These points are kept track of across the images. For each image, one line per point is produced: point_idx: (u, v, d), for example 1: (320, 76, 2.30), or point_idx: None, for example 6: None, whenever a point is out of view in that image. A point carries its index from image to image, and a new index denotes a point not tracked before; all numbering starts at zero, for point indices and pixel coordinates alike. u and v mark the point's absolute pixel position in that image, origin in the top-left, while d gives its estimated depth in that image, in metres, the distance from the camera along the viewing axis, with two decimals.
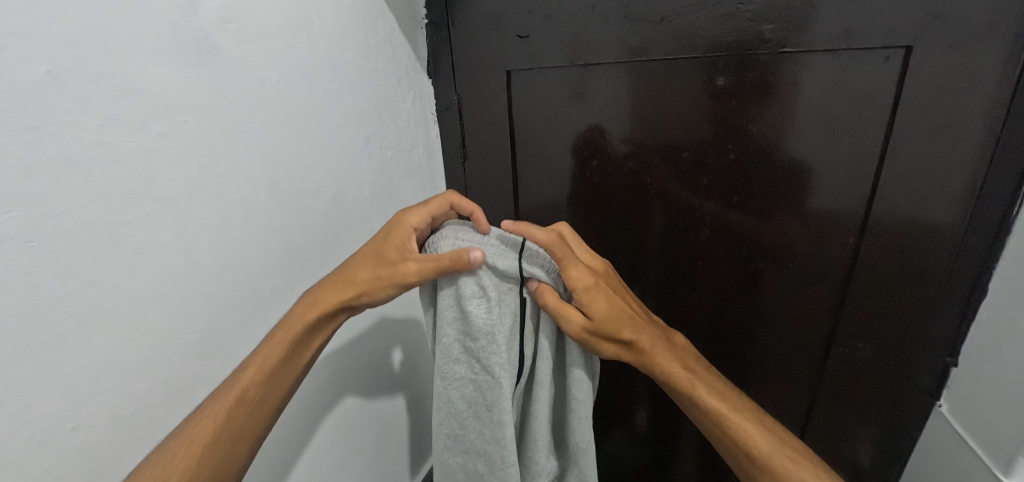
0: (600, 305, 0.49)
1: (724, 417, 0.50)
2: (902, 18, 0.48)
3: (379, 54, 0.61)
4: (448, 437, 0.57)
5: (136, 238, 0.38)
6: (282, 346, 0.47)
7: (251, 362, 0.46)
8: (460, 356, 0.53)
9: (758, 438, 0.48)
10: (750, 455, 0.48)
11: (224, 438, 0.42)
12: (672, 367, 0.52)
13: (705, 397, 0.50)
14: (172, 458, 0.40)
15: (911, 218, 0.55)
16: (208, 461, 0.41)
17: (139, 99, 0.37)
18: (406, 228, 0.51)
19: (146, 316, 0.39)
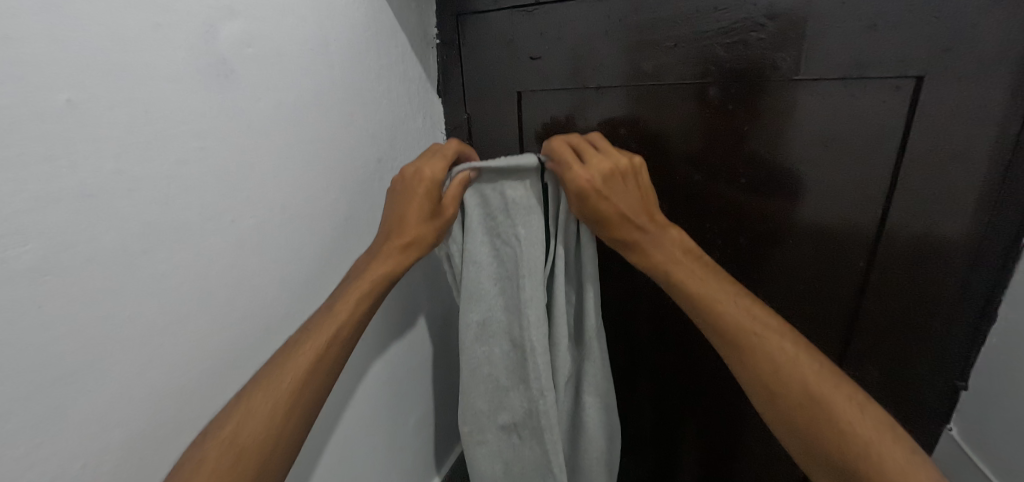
0: (592, 203, 0.50)
1: (705, 305, 0.49)
2: (913, 49, 0.49)
3: (391, 73, 0.60)
4: (476, 322, 0.61)
5: (151, 269, 0.37)
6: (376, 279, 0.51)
7: (337, 301, 0.48)
8: (485, 242, 0.58)
9: (729, 317, 0.48)
10: (725, 337, 0.48)
11: (324, 357, 0.45)
12: (662, 257, 0.52)
13: (688, 284, 0.50)
14: (282, 372, 0.43)
15: (920, 244, 0.56)
16: (313, 378, 0.44)
17: (158, 127, 0.36)
18: (439, 182, 0.52)
19: (159, 349, 0.38)
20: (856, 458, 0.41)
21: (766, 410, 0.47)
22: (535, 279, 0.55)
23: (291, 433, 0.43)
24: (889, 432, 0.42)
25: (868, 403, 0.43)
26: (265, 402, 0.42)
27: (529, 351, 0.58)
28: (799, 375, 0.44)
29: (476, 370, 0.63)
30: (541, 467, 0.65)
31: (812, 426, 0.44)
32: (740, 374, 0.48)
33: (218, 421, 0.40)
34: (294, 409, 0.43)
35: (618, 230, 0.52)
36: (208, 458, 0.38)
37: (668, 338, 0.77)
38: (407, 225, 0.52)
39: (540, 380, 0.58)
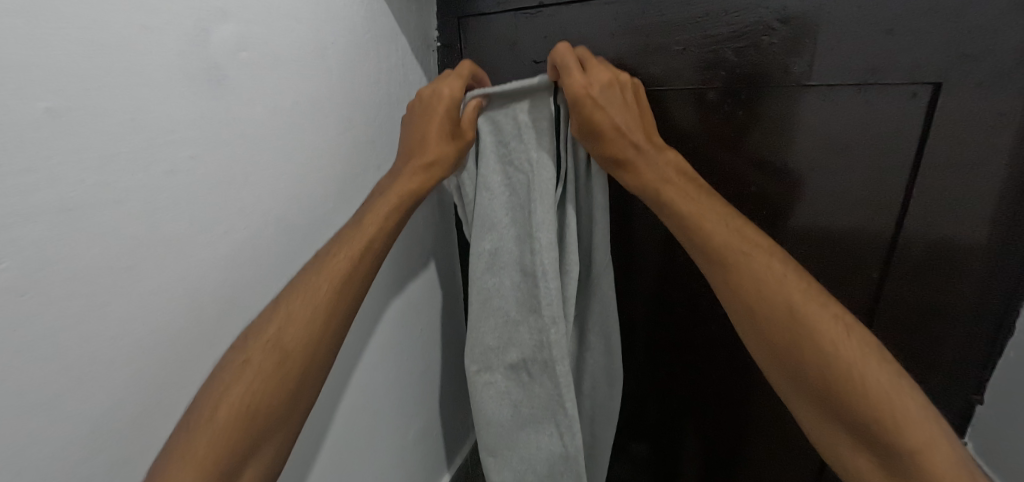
0: (589, 111, 0.50)
1: (691, 222, 0.49)
2: (931, 55, 0.47)
3: (391, 77, 0.58)
4: (489, 251, 0.60)
5: (138, 285, 0.35)
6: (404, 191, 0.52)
7: (366, 214, 0.50)
8: (496, 170, 0.58)
9: (714, 233, 0.47)
10: (711, 255, 0.48)
11: (353, 276, 0.47)
12: (650, 174, 0.51)
13: (675, 200, 0.50)
14: (317, 284, 0.45)
15: (936, 256, 0.55)
16: (343, 293, 0.46)
17: (146, 136, 0.34)
18: (455, 105, 0.55)
19: (146, 368, 0.37)
20: (839, 377, 0.40)
21: (753, 332, 0.46)
22: (546, 198, 0.55)
23: (323, 350, 0.45)
24: (874, 352, 0.41)
25: (852, 323, 0.42)
26: (304, 305, 0.44)
27: (538, 277, 0.57)
28: (784, 291, 0.44)
29: (486, 301, 0.61)
30: (548, 409, 0.64)
31: (798, 344, 0.43)
32: (727, 296, 0.47)
33: (259, 322, 0.43)
34: (330, 322, 0.45)
35: (608, 145, 0.51)
36: (252, 358, 0.41)
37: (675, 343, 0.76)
38: (429, 143, 0.54)
39: (552, 307, 0.57)
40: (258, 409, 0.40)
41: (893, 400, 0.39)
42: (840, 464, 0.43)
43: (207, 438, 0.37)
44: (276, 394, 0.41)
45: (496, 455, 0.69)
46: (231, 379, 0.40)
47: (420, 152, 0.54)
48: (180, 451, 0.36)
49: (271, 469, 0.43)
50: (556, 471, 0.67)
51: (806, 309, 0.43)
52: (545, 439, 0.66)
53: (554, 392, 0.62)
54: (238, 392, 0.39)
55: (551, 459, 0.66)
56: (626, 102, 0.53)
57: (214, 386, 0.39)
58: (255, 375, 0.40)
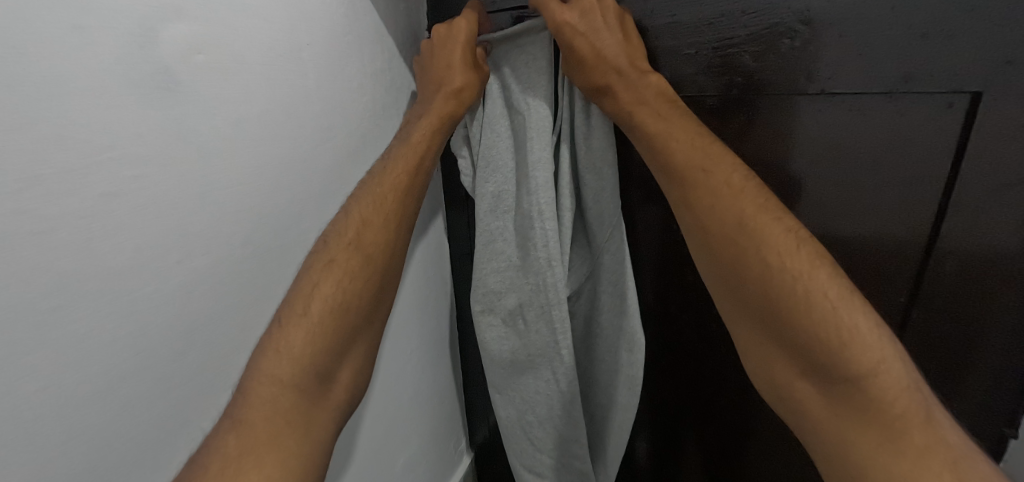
0: (565, 38, 0.48)
1: (657, 145, 0.47)
2: (971, 61, 0.43)
3: (375, 81, 0.53)
4: (492, 193, 0.57)
5: (69, 329, 0.30)
6: (435, 120, 0.51)
7: (412, 133, 0.51)
8: (497, 115, 0.56)
9: (676, 150, 0.46)
10: (674, 176, 0.47)
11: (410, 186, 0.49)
12: (627, 93, 0.49)
13: (647, 122, 0.48)
14: (383, 192, 0.48)
15: (970, 280, 0.51)
16: (407, 201, 0.49)
17: (75, 156, 0.29)
18: (473, 38, 0.52)
19: (80, 421, 0.31)
20: (782, 293, 0.40)
21: (710, 252, 0.45)
22: (543, 137, 0.53)
23: (389, 262, 0.48)
24: (824, 267, 0.39)
25: (806, 238, 0.40)
26: (375, 212, 0.47)
27: (531, 217, 0.56)
28: (735, 206, 0.43)
29: (489, 243, 0.60)
30: (547, 355, 0.63)
31: (745, 261, 0.42)
32: (685, 215, 0.47)
33: (336, 229, 0.46)
34: (402, 223, 0.49)
35: (586, 70, 0.49)
36: (338, 258, 0.44)
37: (684, 367, 0.71)
38: (453, 73, 0.51)
39: (547, 248, 0.56)
40: (349, 304, 0.44)
41: (837, 313, 0.37)
42: (780, 393, 0.42)
43: (301, 332, 0.41)
44: (361, 294, 0.45)
45: (501, 393, 0.71)
46: (321, 275, 0.44)
47: (442, 85, 0.52)
48: (274, 344, 0.40)
49: (356, 373, 0.46)
50: (556, 413, 0.68)
51: (769, 233, 0.41)
52: (543, 383, 0.67)
53: (551, 339, 0.62)
54: (326, 289, 0.43)
55: (549, 401, 0.68)
56: (615, 21, 0.50)
57: (305, 281, 0.43)
58: (340, 273, 0.44)
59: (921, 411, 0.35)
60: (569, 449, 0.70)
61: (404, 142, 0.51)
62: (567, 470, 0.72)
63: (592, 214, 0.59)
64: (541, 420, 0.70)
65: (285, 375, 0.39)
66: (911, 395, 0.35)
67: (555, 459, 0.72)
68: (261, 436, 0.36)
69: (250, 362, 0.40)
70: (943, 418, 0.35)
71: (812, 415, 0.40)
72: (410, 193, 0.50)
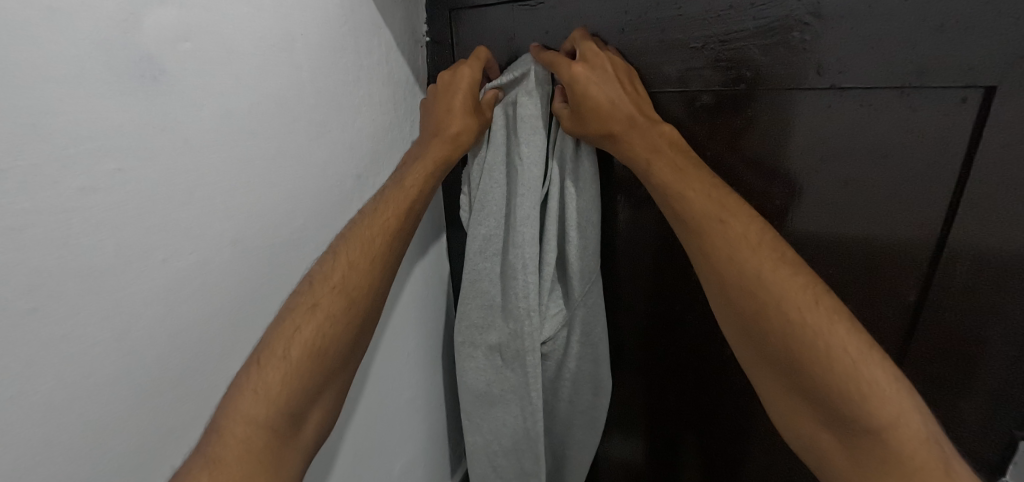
0: (583, 88, 0.47)
1: (674, 196, 0.46)
2: (985, 55, 0.42)
3: (371, 75, 0.51)
4: (484, 235, 0.58)
5: (45, 332, 0.28)
6: (432, 165, 0.50)
7: (406, 175, 0.50)
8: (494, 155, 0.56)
9: (693, 201, 0.45)
10: (691, 227, 0.45)
11: (396, 233, 0.48)
12: (635, 143, 0.48)
13: (664, 172, 0.46)
14: (371, 233, 0.46)
15: (982, 282, 0.50)
16: (394, 248, 0.48)
17: (53, 147, 0.27)
18: (476, 82, 0.52)
19: (57, 430, 0.30)
20: (806, 352, 0.39)
21: (723, 304, 0.44)
22: (533, 195, 0.53)
23: (371, 304, 0.47)
24: (844, 323, 0.38)
25: (824, 293, 0.40)
26: (362, 255, 0.45)
27: (515, 270, 0.57)
28: (755, 261, 0.42)
29: (474, 283, 0.61)
30: (518, 392, 0.64)
31: (766, 320, 0.41)
32: (703, 265, 0.45)
33: (321, 269, 0.44)
34: (386, 260, 0.47)
35: (597, 119, 0.48)
36: (320, 303, 0.43)
37: (687, 371, 0.69)
38: (451, 116, 0.51)
39: (527, 300, 0.57)
40: (327, 348, 0.42)
41: (859, 370, 0.37)
42: (801, 439, 0.42)
43: (276, 374, 0.39)
44: (340, 339, 0.43)
45: (470, 419, 0.69)
46: (300, 319, 0.42)
47: (441, 129, 0.51)
48: (252, 384, 0.39)
49: (327, 410, 0.45)
50: (520, 445, 0.68)
51: (788, 292, 0.40)
52: (511, 417, 0.67)
53: (522, 379, 0.63)
54: (308, 333, 0.41)
55: (514, 435, 0.68)
56: (625, 75, 0.49)
57: (284, 325, 0.41)
58: (322, 318, 0.42)
59: (942, 464, 0.35)
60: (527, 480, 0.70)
61: (399, 182, 0.49)
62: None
63: (575, 268, 0.58)
64: (505, 450, 0.70)
65: (260, 415, 0.38)
66: (932, 448, 0.36)
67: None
68: (233, 476, 0.36)
69: (222, 401, 0.38)
70: (962, 470, 0.35)
71: (837, 467, 0.39)
72: (397, 238, 0.48)
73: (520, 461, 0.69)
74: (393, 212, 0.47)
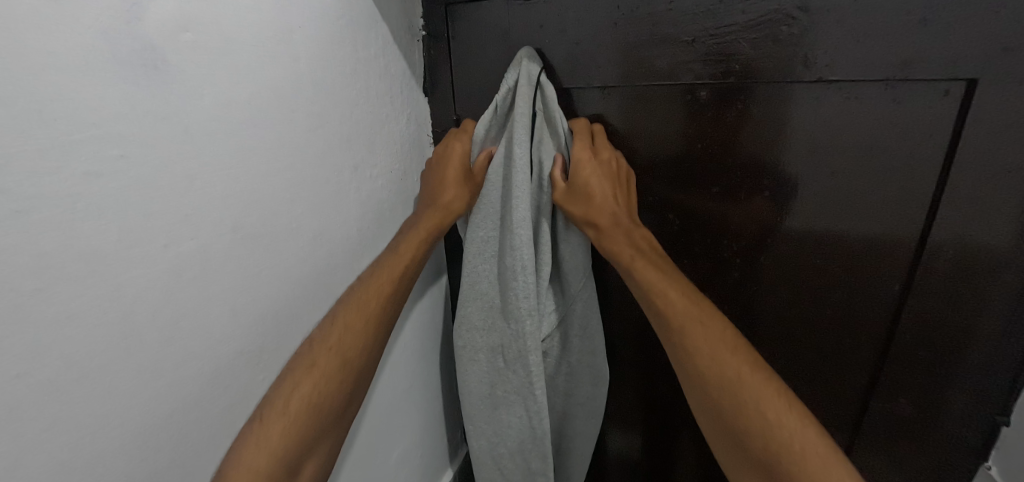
0: (588, 176, 0.53)
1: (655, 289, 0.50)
2: (966, 49, 0.43)
3: (367, 69, 0.52)
4: (483, 237, 0.59)
5: (49, 312, 0.29)
6: (425, 234, 0.55)
7: (401, 243, 0.54)
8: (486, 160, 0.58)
9: (675, 301, 0.49)
10: (667, 318, 0.49)
11: (391, 298, 0.52)
12: (618, 244, 0.53)
13: (644, 267, 0.51)
14: (367, 299, 0.50)
15: (966, 269, 0.51)
16: (387, 312, 0.51)
17: (58, 133, 0.28)
18: (468, 155, 0.57)
19: (62, 410, 0.30)
20: (779, 451, 0.42)
21: (697, 396, 0.48)
22: (525, 196, 0.54)
23: (366, 360, 0.50)
24: (809, 424, 0.43)
25: (790, 397, 0.44)
26: (358, 317, 0.49)
27: (511, 272, 0.57)
28: (731, 359, 0.46)
29: (475, 285, 0.62)
30: (519, 393, 0.64)
31: (743, 417, 0.44)
32: (680, 357, 0.49)
33: (320, 332, 0.47)
34: (381, 323, 0.51)
35: (591, 208, 0.53)
36: (318, 363, 0.46)
37: None
38: (445, 189, 0.56)
39: (528, 301, 0.58)
40: (323, 402, 0.46)
41: (829, 470, 0.40)
42: None
43: (277, 428, 0.42)
44: (336, 393, 0.47)
45: (474, 423, 0.70)
46: (299, 377, 0.45)
47: (435, 199, 0.56)
48: (254, 439, 0.41)
49: (323, 457, 0.47)
50: (526, 445, 0.68)
51: (758, 389, 0.44)
52: (515, 417, 0.67)
53: (524, 377, 0.62)
54: (307, 389, 0.45)
55: (520, 435, 0.68)
56: (618, 175, 0.56)
57: (284, 384, 0.44)
58: (319, 376, 0.46)
59: None
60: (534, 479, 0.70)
61: (395, 250, 0.53)
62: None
63: (572, 262, 0.61)
64: (511, 452, 0.70)
65: (262, 467, 0.41)
66: None
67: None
68: None
69: (226, 456, 0.40)
70: None
71: None
72: (391, 302, 0.52)
73: (527, 461, 0.69)
74: (387, 280, 0.51)
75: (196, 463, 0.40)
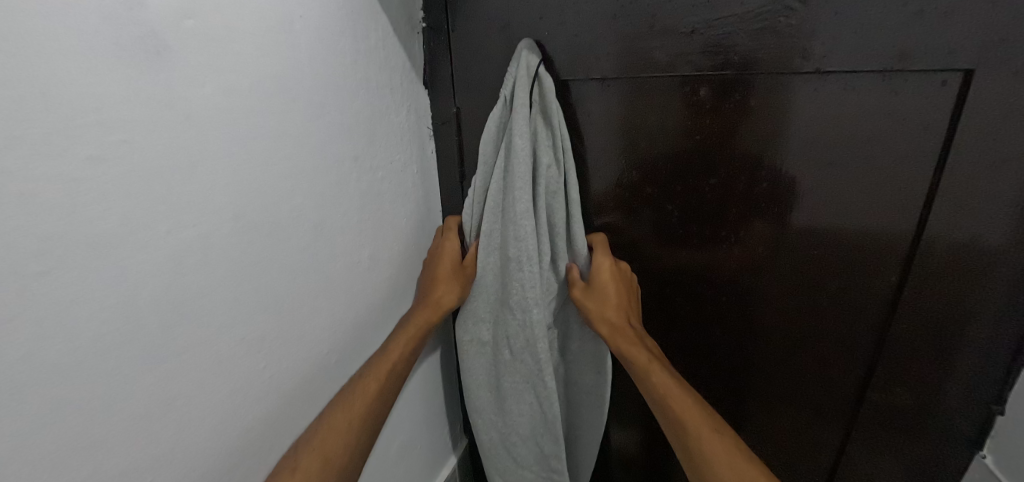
0: (609, 280, 0.59)
1: (668, 391, 0.53)
2: (962, 40, 0.44)
3: (367, 60, 0.52)
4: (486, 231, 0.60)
5: (53, 294, 0.29)
6: (417, 331, 0.59)
7: (391, 343, 0.57)
8: (488, 153, 0.58)
9: (689, 406, 0.52)
10: (681, 421, 0.51)
11: (380, 400, 0.53)
12: (634, 349, 0.56)
13: (656, 370, 0.55)
14: (353, 402, 0.51)
15: (961, 258, 0.52)
16: (377, 414, 0.53)
17: (61, 116, 0.28)
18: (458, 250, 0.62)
19: (66, 392, 0.30)
20: None
21: None
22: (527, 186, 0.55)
23: (350, 463, 0.50)
24: None
25: None
26: (345, 418, 0.50)
27: (517, 262, 0.58)
28: (747, 466, 0.47)
29: (480, 278, 0.62)
30: (529, 382, 0.64)
31: None
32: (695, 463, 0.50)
33: (306, 436, 0.48)
34: (367, 424, 0.52)
35: (609, 308, 0.58)
36: (301, 464, 0.46)
37: (678, 355, 0.71)
38: (437, 284, 0.60)
39: (534, 290, 0.58)
40: None
41: None
42: None
43: None
44: None
45: (482, 413, 0.70)
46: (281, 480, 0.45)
47: (428, 295, 0.60)
48: None
49: None
50: (538, 430, 0.68)
51: None
52: (524, 406, 0.67)
53: (533, 365, 0.63)
54: None
55: (531, 421, 0.68)
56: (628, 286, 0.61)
57: None
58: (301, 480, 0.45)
59: None
60: (548, 466, 0.71)
61: (384, 350, 0.56)
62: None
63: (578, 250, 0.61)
64: (523, 440, 0.70)
65: None
66: None
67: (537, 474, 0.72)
68: None
69: None
70: None
71: None
72: (381, 401, 0.54)
73: (540, 447, 0.69)
74: (375, 384, 0.53)
75: (198, 449, 0.40)
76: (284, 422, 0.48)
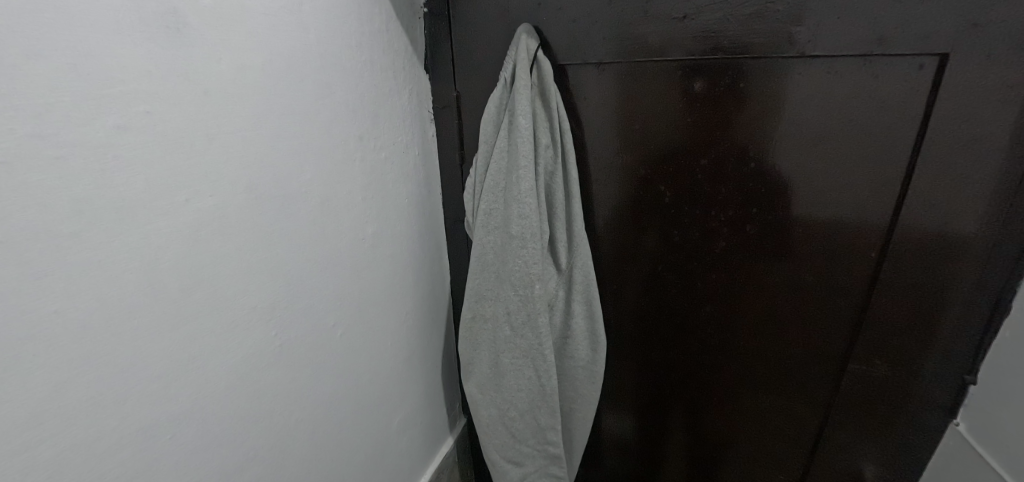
0: None
1: None
2: (937, 25, 0.46)
3: (371, 43, 0.54)
4: (487, 211, 0.62)
5: (83, 253, 0.31)
6: None
7: None
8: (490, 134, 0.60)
9: None
10: None
11: None
12: None
13: None
14: None
15: (936, 235, 0.55)
16: None
17: (90, 85, 0.30)
18: None
19: (96, 347, 0.33)
20: None
21: None
22: (528, 165, 0.57)
23: None
24: None
25: None
26: None
27: (519, 240, 0.60)
28: None
29: (483, 257, 0.64)
30: (527, 356, 0.67)
31: None
32: None
33: None
34: None
35: None
36: None
37: (671, 333, 0.73)
38: None
39: (534, 267, 0.61)
40: None
41: None
42: None
43: None
44: None
45: (482, 389, 0.72)
46: None
47: None
48: None
49: None
50: (536, 405, 0.71)
51: None
52: (522, 381, 0.69)
53: (534, 341, 0.65)
54: None
55: (530, 396, 0.70)
56: None
57: None
58: None
59: None
60: (546, 439, 0.73)
61: None
62: (542, 457, 0.75)
63: (575, 228, 0.64)
64: (521, 416, 0.72)
65: None
66: None
67: (534, 449, 0.74)
68: None
69: None
70: None
71: None
72: None
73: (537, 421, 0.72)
74: None
75: (214, 411, 0.42)
76: (292, 391, 0.50)
